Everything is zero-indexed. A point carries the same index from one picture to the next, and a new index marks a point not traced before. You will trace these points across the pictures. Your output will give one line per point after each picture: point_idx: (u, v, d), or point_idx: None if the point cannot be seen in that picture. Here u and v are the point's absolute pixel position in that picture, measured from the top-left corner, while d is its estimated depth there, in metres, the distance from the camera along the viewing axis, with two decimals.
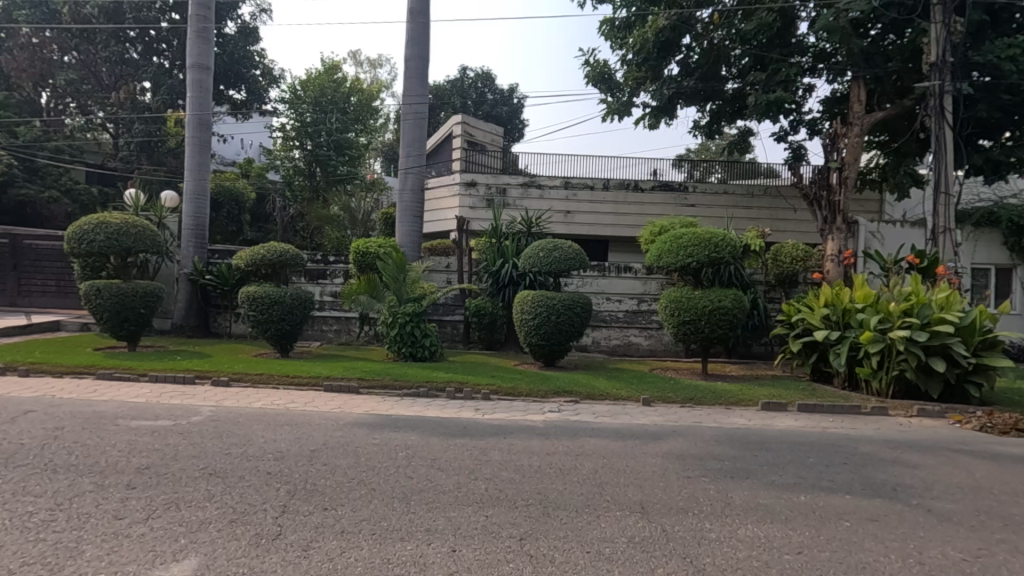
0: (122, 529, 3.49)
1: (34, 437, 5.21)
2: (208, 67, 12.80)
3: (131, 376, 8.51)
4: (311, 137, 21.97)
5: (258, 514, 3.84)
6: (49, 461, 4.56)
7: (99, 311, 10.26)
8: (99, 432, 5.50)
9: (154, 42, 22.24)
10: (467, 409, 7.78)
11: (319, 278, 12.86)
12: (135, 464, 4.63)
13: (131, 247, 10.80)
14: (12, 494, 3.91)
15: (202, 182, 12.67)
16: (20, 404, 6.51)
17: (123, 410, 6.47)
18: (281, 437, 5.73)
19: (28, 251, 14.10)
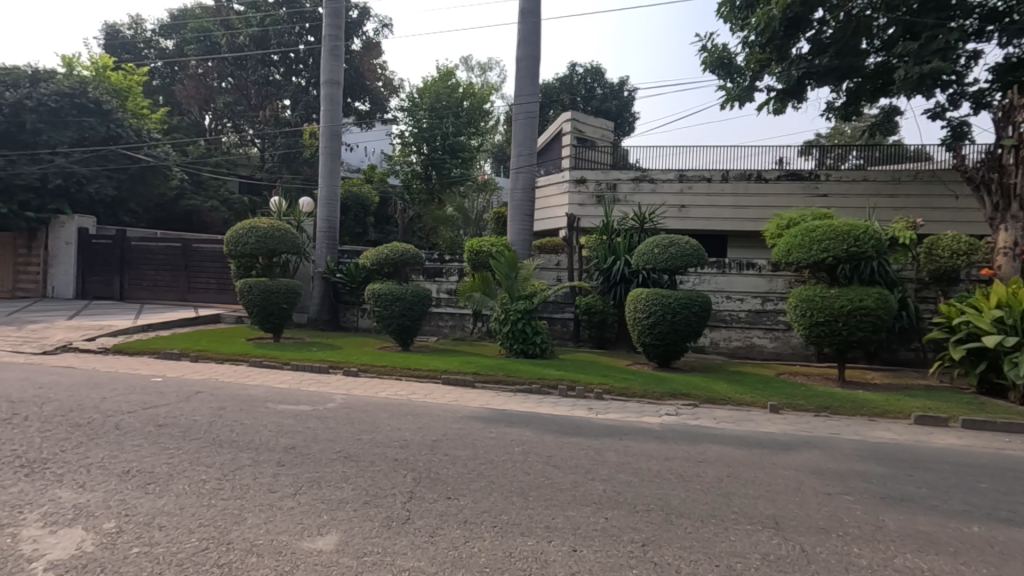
0: (275, 502, 3.88)
1: (203, 415, 5.98)
2: (338, 82, 13.92)
3: (276, 364, 9.50)
4: (427, 142, 23.12)
5: (388, 498, 4.08)
6: (215, 437, 5.21)
7: (250, 306, 11.55)
8: (254, 413, 6.20)
9: (293, 64, 24.99)
10: (581, 408, 7.71)
11: (436, 276, 13.45)
12: (283, 443, 5.14)
13: (277, 249, 12.07)
14: (190, 462, 4.52)
15: (334, 188, 13.80)
16: (192, 385, 7.52)
17: (271, 395, 7.24)
18: (405, 426, 6.07)
19: (196, 253, 16.33)
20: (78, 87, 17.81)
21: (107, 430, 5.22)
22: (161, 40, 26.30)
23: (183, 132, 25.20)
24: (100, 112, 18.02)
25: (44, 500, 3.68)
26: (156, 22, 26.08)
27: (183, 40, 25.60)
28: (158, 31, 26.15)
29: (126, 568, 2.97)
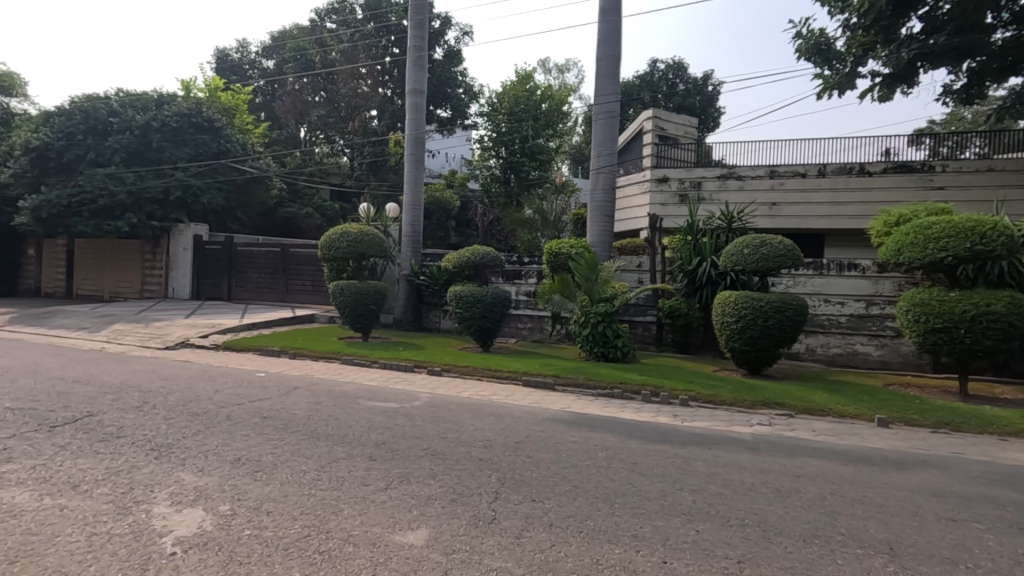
0: (368, 495, 4.05)
1: (302, 409, 6.39)
2: (422, 91, 14.42)
3: (365, 363, 9.97)
4: (506, 145, 23.41)
5: (474, 497, 4.14)
6: (313, 430, 5.54)
7: (341, 307, 12.19)
8: (346, 409, 6.53)
9: (380, 75, 26.22)
10: (665, 414, 7.47)
11: (515, 278, 13.58)
12: (374, 439, 5.38)
13: (366, 253, 12.70)
14: (292, 453, 4.83)
15: (419, 193, 14.28)
16: (291, 381, 8.06)
17: (362, 392, 7.60)
18: (487, 426, 6.16)
19: (293, 257, 17.53)
20: (194, 108, 19.67)
21: (220, 420, 5.70)
22: (263, 60, 28.53)
23: (282, 145, 27.15)
24: (212, 129, 19.80)
25: (169, 481, 4.06)
26: (259, 44, 28.31)
27: (282, 60, 27.62)
28: (261, 53, 28.39)
29: (239, 548, 3.20)
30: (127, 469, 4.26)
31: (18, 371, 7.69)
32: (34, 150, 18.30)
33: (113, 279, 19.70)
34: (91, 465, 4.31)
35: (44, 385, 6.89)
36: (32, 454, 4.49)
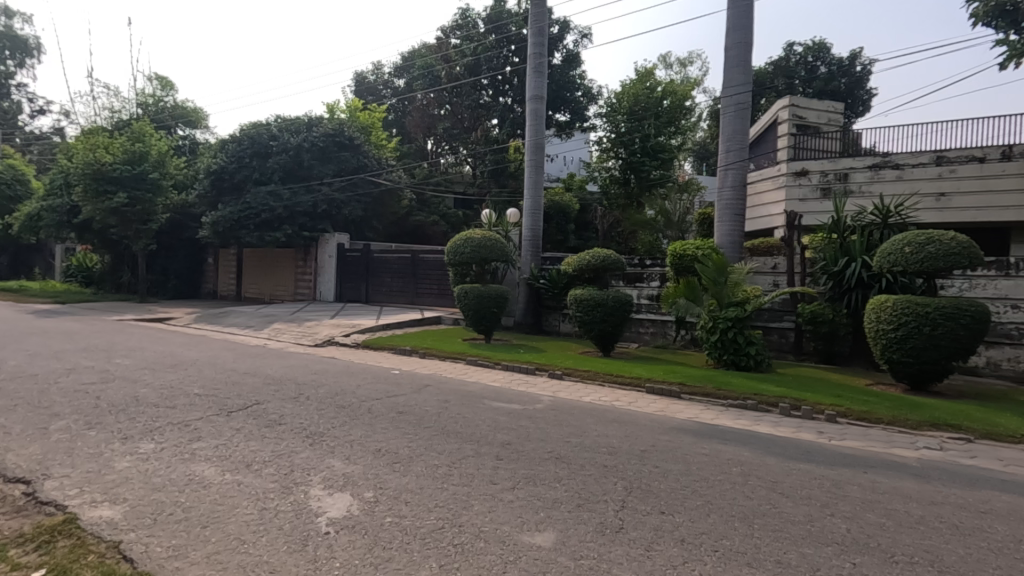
0: (497, 493, 4.17)
1: (432, 406, 6.75)
2: (542, 97, 14.61)
3: (489, 364, 10.29)
4: (625, 145, 22.91)
5: (600, 504, 4.08)
6: (443, 426, 5.83)
7: (465, 310, 12.69)
8: (473, 408, 6.79)
9: (501, 85, 27.31)
10: (808, 430, 6.80)
11: (636, 282, 13.25)
12: (500, 439, 5.52)
13: (488, 257, 13.16)
14: (425, 447, 5.12)
15: (538, 198, 14.47)
16: (422, 379, 8.56)
17: (487, 393, 7.85)
18: (611, 432, 6.04)
19: (422, 262, 18.70)
20: (337, 128, 21.75)
21: (362, 413, 6.21)
22: (395, 80, 30.80)
23: (411, 158, 29.06)
24: (352, 146, 21.76)
25: (322, 466, 4.49)
26: (391, 65, 30.60)
27: (411, 78, 29.59)
28: (393, 73, 30.67)
29: (382, 533, 3.45)
30: (289, 453, 4.79)
31: (202, 363, 9.02)
32: (213, 173, 21.40)
33: (272, 284, 22.38)
34: (260, 447, 4.91)
35: (222, 375, 7.98)
36: (214, 435, 5.22)
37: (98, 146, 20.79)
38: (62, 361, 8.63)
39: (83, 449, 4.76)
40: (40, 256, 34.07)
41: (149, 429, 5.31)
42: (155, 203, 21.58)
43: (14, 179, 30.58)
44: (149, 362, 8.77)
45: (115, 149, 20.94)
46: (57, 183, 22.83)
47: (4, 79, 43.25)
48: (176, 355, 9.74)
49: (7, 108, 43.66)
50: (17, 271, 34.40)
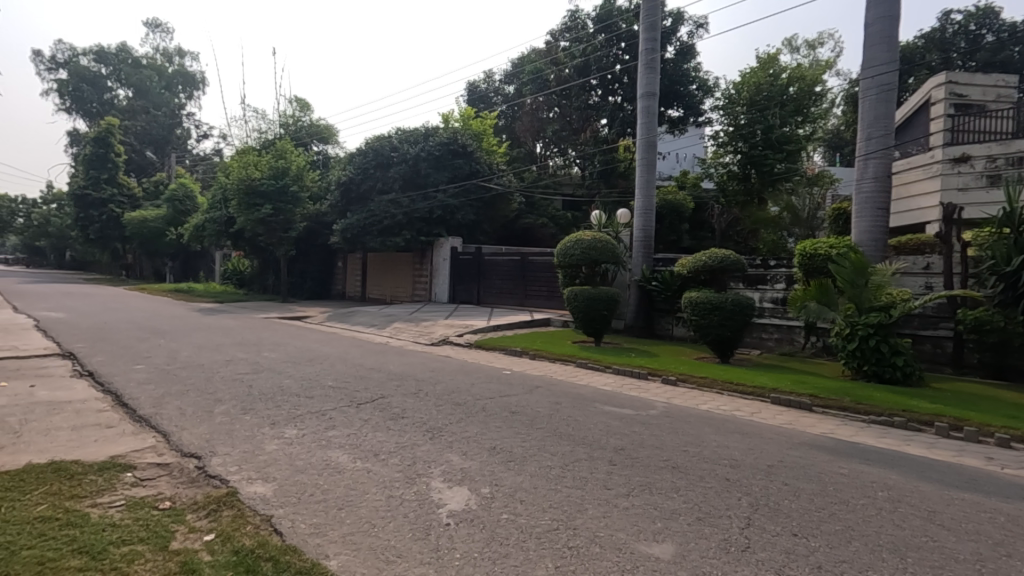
0: (612, 499, 4.09)
1: (544, 407, 6.79)
2: (655, 93, 14.14)
3: (599, 367, 10.16)
4: (745, 139, 21.39)
5: (723, 520, 3.84)
6: (555, 428, 5.84)
7: (574, 312, 12.61)
8: (585, 411, 6.73)
9: (611, 83, 27.10)
10: (972, 454, 5.91)
11: (758, 284, 12.39)
12: (613, 444, 5.42)
13: (598, 259, 13.01)
14: (538, 448, 5.16)
15: (650, 197, 14.02)
16: (533, 380, 8.67)
17: (599, 396, 7.75)
18: (733, 444, 5.68)
19: (531, 265, 19.00)
20: (452, 137, 22.72)
21: (477, 411, 6.42)
22: (505, 86, 31.53)
23: (520, 162, 29.58)
24: (466, 154, 22.63)
25: (441, 460, 4.70)
26: (501, 72, 31.36)
27: (521, 83, 30.22)
28: (503, 80, 31.41)
29: (499, 529, 3.53)
30: (411, 445, 5.08)
31: (334, 358, 9.86)
32: (342, 184, 23.35)
33: (393, 285, 23.92)
34: (385, 438, 5.26)
35: (352, 370, 8.67)
36: (346, 424, 5.67)
37: (249, 164, 23.60)
38: (222, 353, 9.88)
39: (240, 431, 5.41)
40: (205, 262, 39.30)
41: (291, 417, 5.90)
42: (294, 213, 24.02)
43: (185, 196, 35.61)
44: (291, 356, 9.76)
45: (262, 166, 23.63)
46: (218, 198, 26.27)
47: (178, 111, 50.64)
48: (312, 350, 10.74)
49: (181, 134, 51.00)
50: (187, 274, 39.99)
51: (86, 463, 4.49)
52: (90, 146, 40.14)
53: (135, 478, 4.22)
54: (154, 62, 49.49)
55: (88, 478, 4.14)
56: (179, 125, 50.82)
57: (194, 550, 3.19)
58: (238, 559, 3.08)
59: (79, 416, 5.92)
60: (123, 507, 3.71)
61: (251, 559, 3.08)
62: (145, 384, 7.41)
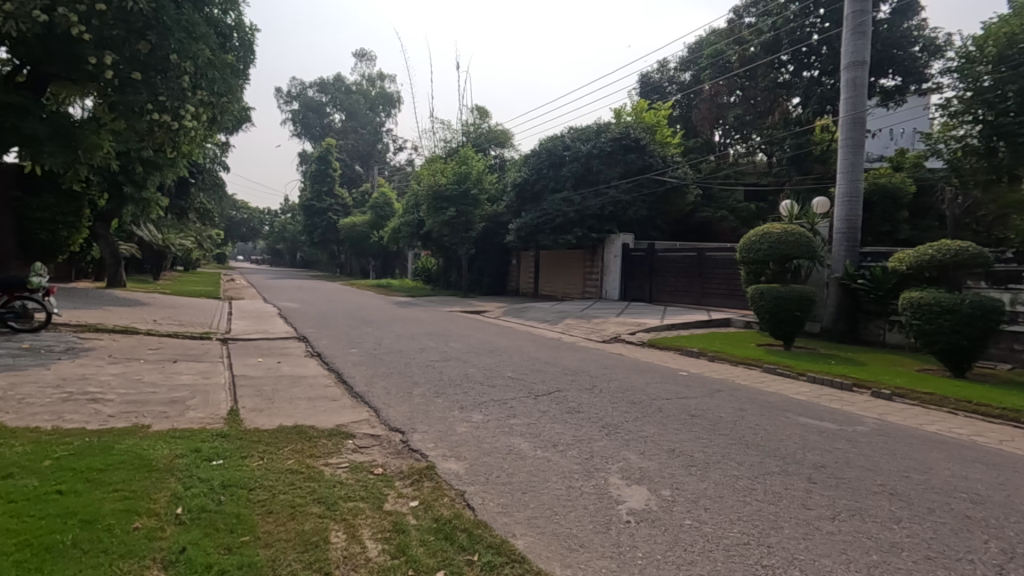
0: (812, 520, 3.67)
1: (728, 412, 6.36)
2: (864, 62, 12.26)
3: (790, 374, 9.17)
4: (989, 104, 17.21)
5: (963, 564, 3.21)
6: (741, 436, 5.43)
7: (761, 312, 11.52)
8: (775, 421, 6.14)
9: (805, 57, 24.32)
10: None
11: (1009, 283, 10.04)
12: (811, 460, 4.86)
13: (790, 254, 11.76)
14: (722, 455, 4.85)
15: (857, 183, 12.23)
16: (713, 383, 8.17)
17: (791, 405, 7.02)
18: (975, 475, 4.70)
19: (709, 261, 17.97)
20: (625, 131, 22.36)
21: (654, 411, 6.25)
22: (681, 74, 30.02)
23: (698, 152, 28.01)
24: (638, 147, 22.07)
25: (619, 457, 4.69)
26: (677, 59, 29.93)
27: (699, 69, 28.72)
28: (679, 67, 29.92)
29: (683, 534, 3.40)
30: (588, 439, 5.14)
31: (511, 350, 10.42)
32: (518, 185, 24.46)
33: (564, 282, 24.40)
34: (563, 430, 5.40)
35: (529, 362, 9.07)
36: (526, 414, 5.95)
37: (437, 171, 26.03)
38: (417, 341, 11.08)
39: (434, 412, 6.01)
40: (399, 261, 44.31)
41: (476, 403, 6.38)
42: (474, 214, 25.88)
43: (385, 203, 40.56)
44: (474, 347, 10.54)
45: (448, 172, 25.88)
46: (412, 203, 29.44)
47: (379, 128, 58.03)
48: (493, 342, 11.50)
49: (381, 149, 58.24)
50: (386, 272, 45.50)
51: (319, 428, 5.38)
52: (314, 164, 47.89)
53: (355, 445, 4.95)
54: (361, 88, 57.23)
55: (321, 441, 4.97)
56: (379, 140, 58.16)
57: (403, 513, 3.64)
58: (438, 526, 3.43)
59: (312, 389, 7.12)
60: (347, 468, 4.38)
61: (449, 528, 3.41)
62: (358, 365, 8.62)
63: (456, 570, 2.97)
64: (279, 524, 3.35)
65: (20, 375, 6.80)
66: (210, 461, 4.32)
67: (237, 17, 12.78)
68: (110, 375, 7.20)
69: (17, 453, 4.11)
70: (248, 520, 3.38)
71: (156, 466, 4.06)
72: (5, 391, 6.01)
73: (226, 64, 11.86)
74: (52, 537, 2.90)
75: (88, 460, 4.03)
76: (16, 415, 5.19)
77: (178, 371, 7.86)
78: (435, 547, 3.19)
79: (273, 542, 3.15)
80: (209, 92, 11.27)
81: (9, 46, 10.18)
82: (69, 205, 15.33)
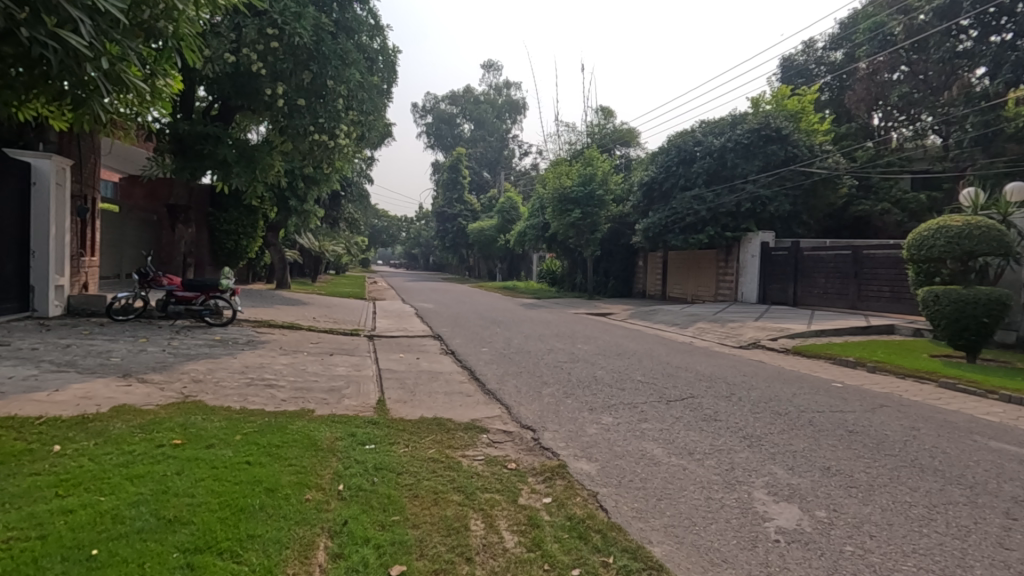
0: (1012, 562, 3.10)
1: (896, 431, 5.61)
2: None
3: (975, 391, 7.83)
4: None
5: None
6: (914, 459, 4.77)
7: (936, 318, 9.98)
8: (959, 443, 5.30)
9: (994, 19, 21.15)
10: None
11: None
12: (1009, 492, 4.11)
13: (974, 250, 10.09)
14: (889, 478, 4.28)
15: None
16: (875, 397, 7.27)
17: (980, 427, 6.01)
18: None
19: (867, 260, 16.05)
20: (764, 120, 20.71)
21: (803, 424, 5.71)
22: (831, 53, 27.09)
23: (852, 139, 25.11)
24: (780, 138, 20.33)
25: (764, 471, 4.36)
26: (826, 37, 27.17)
27: (854, 47, 25.99)
28: (828, 45, 27.08)
29: (843, 561, 3.07)
30: (728, 450, 4.85)
31: (641, 354, 10.17)
32: (644, 185, 23.73)
33: (694, 283, 23.23)
34: (699, 438, 5.15)
35: (659, 367, 8.79)
36: (659, 419, 5.77)
37: (562, 173, 26.29)
38: (545, 342, 11.26)
39: (565, 412, 6.05)
40: (525, 263, 45.33)
41: (606, 405, 6.31)
42: (600, 215, 25.62)
43: (511, 207, 41.89)
44: (602, 350, 10.46)
45: (573, 174, 26.03)
46: (536, 206, 30.02)
47: (506, 134, 60.07)
48: (621, 344, 11.33)
49: (508, 155, 60.03)
50: (512, 274, 46.77)
51: (456, 421, 5.69)
52: (447, 172, 50.91)
53: (489, 439, 5.16)
54: (489, 97, 59.69)
55: (458, 434, 5.25)
56: (506, 146, 60.07)
57: (536, 508, 3.72)
58: (572, 525, 3.46)
59: (448, 385, 7.56)
60: (483, 461, 4.59)
61: (582, 527, 3.42)
62: (490, 364, 8.98)
63: (591, 570, 2.97)
64: (424, 508, 3.60)
65: (215, 361, 8.09)
66: (364, 445, 4.78)
67: (381, 42, 14.06)
68: (281, 365, 8.26)
69: (216, 427, 4.87)
70: (398, 501, 3.69)
71: (321, 446, 4.58)
72: (204, 375, 7.18)
73: (372, 85, 13.08)
74: (245, 500, 3.39)
75: (267, 437, 4.66)
76: (214, 396, 6.18)
77: (335, 363, 8.81)
78: (570, 545, 3.22)
79: (420, 524, 3.39)
80: (358, 112, 12.46)
81: (207, 85, 12.19)
82: (247, 217, 17.84)
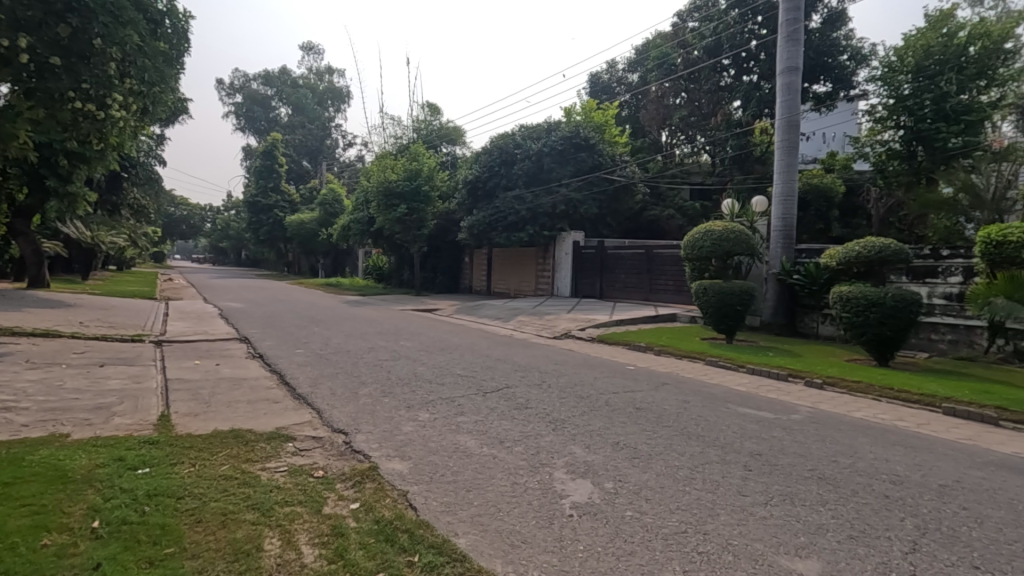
0: (747, 506, 3.79)
1: (672, 405, 6.51)
2: (797, 67, 12.80)
3: (732, 367, 9.49)
4: (910, 111, 17.91)
5: (882, 541, 3.35)
6: (684, 427, 5.58)
7: (705, 307, 11.84)
8: (717, 411, 6.36)
9: (744, 62, 25.43)
10: None
11: (927, 277, 11.27)
12: (748, 448, 5.04)
13: (731, 251, 12.22)
14: (665, 447, 4.96)
15: (791, 183, 12.76)
16: (659, 377, 8.37)
17: (733, 396, 7.28)
18: (894, 458, 5.02)
19: (657, 257, 18.48)
20: (575, 129, 22.57)
21: (601, 405, 6.34)
22: (629, 75, 30.83)
23: (646, 151, 28.82)
24: (588, 146, 22.35)
25: (565, 452, 4.72)
26: (625, 60, 30.75)
27: (645, 69, 29.76)
28: (626, 68, 30.76)
29: (624, 525, 3.45)
30: (535, 435, 5.16)
31: (463, 348, 10.38)
32: (470, 182, 24.27)
33: (516, 278, 24.48)
34: (511, 426, 5.40)
35: (480, 359, 9.07)
36: (474, 411, 5.92)
37: (386, 167, 25.57)
38: (367, 341, 10.87)
39: (381, 412, 5.89)
40: (350, 259, 43.32)
41: (425, 401, 6.30)
42: (426, 212, 25.65)
43: (334, 199, 39.71)
44: (425, 345, 10.45)
45: (398, 169, 25.44)
46: (361, 199, 28.85)
47: (329, 123, 56.62)
48: (444, 340, 11.43)
49: (330, 144, 56.67)
50: (336, 270, 44.42)
51: (258, 432, 5.17)
52: (259, 159, 46.28)
53: (295, 448, 4.78)
54: (309, 82, 55.82)
55: (260, 445, 4.78)
56: (328, 136, 56.46)
57: (343, 516, 3.52)
58: (379, 528, 3.35)
59: (254, 392, 6.86)
60: (286, 472, 4.22)
61: (390, 529, 3.33)
62: (304, 366, 8.38)
63: (395, 572, 2.90)
64: (208, 534, 3.18)
65: None
66: (136, 469, 4.07)
67: (169, 3, 12.08)
68: (27, 382, 6.69)
69: None
70: (174, 531, 3.18)
71: (73, 478, 3.78)
72: None
73: (158, 51, 11.18)
74: None
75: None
76: None
77: (105, 376, 7.40)
78: (375, 550, 3.11)
79: (200, 553, 2.98)
80: (138, 81, 10.65)
81: None
82: None
